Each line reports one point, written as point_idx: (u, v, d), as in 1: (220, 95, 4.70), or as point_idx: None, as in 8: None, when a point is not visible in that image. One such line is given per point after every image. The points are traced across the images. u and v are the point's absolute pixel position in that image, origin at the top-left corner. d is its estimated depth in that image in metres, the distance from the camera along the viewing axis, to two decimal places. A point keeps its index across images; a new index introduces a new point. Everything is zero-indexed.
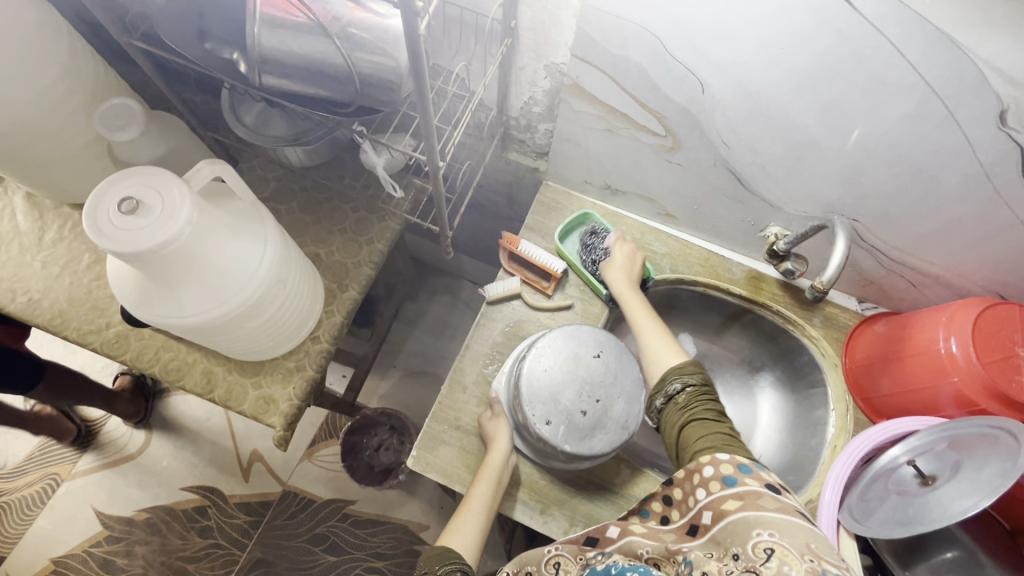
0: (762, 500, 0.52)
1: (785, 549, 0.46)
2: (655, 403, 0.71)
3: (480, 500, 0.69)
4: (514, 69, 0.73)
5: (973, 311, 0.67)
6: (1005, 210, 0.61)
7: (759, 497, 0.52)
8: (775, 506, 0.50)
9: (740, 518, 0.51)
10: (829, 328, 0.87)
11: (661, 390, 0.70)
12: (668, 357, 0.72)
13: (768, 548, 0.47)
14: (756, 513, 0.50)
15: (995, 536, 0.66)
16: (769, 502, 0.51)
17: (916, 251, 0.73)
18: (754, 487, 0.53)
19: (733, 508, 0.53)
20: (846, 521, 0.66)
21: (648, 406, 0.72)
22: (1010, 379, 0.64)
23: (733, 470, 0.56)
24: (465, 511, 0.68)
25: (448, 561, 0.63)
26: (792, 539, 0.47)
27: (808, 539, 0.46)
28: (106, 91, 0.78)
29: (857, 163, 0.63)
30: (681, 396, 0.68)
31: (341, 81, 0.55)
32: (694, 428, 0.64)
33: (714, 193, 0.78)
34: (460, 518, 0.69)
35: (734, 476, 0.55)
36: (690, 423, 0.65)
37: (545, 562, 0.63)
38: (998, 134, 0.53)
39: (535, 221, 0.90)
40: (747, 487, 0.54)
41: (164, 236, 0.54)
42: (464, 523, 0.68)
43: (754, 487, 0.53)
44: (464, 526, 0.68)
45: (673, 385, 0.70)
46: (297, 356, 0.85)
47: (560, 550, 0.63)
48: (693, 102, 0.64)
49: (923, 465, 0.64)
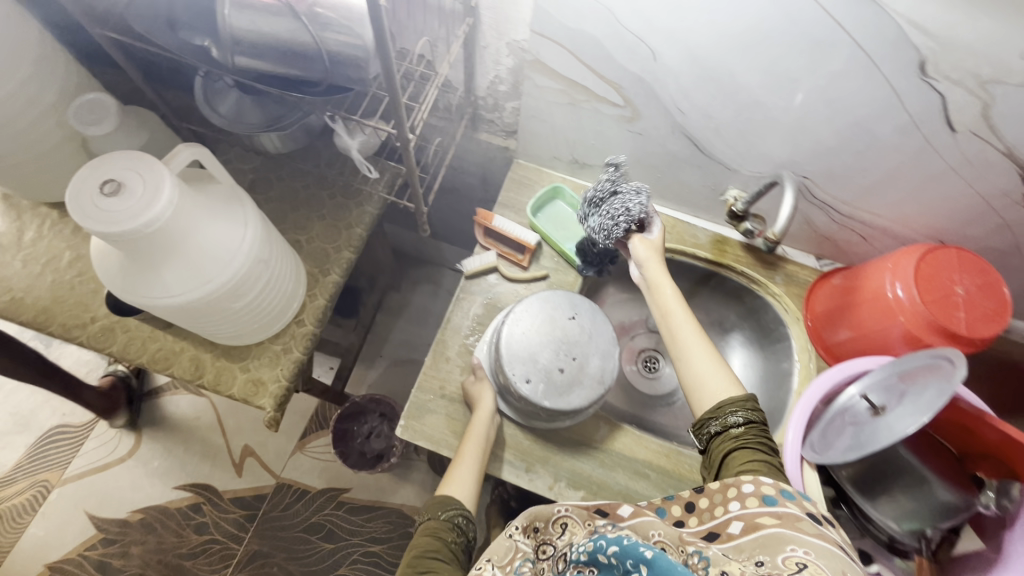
0: (803, 523, 0.50)
1: (819, 568, 0.44)
2: (707, 426, 0.65)
3: (471, 455, 0.75)
4: (477, 49, 0.77)
5: (915, 256, 0.73)
6: (935, 157, 0.67)
7: (798, 521, 0.50)
8: (814, 532, 0.49)
9: (775, 534, 0.50)
10: (790, 285, 0.91)
11: (716, 418, 0.65)
12: (724, 387, 0.67)
13: (800, 562, 0.45)
14: (792, 532, 0.49)
15: (944, 462, 0.72)
16: (808, 527, 0.49)
17: (861, 203, 0.78)
18: (795, 511, 0.52)
19: (769, 524, 0.51)
20: (808, 455, 0.70)
21: (697, 426, 0.67)
22: (949, 316, 0.70)
23: (774, 492, 0.54)
24: (458, 465, 0.74)
25: (448, 507, 0.71)
26: (827, 562, 0.45)
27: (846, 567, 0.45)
28: (80, 87, 0.80)
29: (801, 121, 0.69)
30: (740, 429, 0.63)
31: (310, 59, 0.58)
32: (741, 457, 0.61)
33: (676, 160, 0.83)
34: (457, 468, 0.73)
35: (775, 497, 0.53)
36: (738, 453, 0.62)
37: (553, 522, 0.61)
38: (921, 83, 0.58)
39: (508, 198, 0.93)
40: (787, 509, 0.52)
41: (146, 215, 0.57)
42: (461, 470, 0.73)
43: (794, 511, 0.52)
44: (461, 474, 0.73)
45: (734, 416, 0.64)
46: (283, 339, 0.87)
47: (569, 512, 0.60)
48: (646, 70, 0.68)
49: (875, 399, 0.69)
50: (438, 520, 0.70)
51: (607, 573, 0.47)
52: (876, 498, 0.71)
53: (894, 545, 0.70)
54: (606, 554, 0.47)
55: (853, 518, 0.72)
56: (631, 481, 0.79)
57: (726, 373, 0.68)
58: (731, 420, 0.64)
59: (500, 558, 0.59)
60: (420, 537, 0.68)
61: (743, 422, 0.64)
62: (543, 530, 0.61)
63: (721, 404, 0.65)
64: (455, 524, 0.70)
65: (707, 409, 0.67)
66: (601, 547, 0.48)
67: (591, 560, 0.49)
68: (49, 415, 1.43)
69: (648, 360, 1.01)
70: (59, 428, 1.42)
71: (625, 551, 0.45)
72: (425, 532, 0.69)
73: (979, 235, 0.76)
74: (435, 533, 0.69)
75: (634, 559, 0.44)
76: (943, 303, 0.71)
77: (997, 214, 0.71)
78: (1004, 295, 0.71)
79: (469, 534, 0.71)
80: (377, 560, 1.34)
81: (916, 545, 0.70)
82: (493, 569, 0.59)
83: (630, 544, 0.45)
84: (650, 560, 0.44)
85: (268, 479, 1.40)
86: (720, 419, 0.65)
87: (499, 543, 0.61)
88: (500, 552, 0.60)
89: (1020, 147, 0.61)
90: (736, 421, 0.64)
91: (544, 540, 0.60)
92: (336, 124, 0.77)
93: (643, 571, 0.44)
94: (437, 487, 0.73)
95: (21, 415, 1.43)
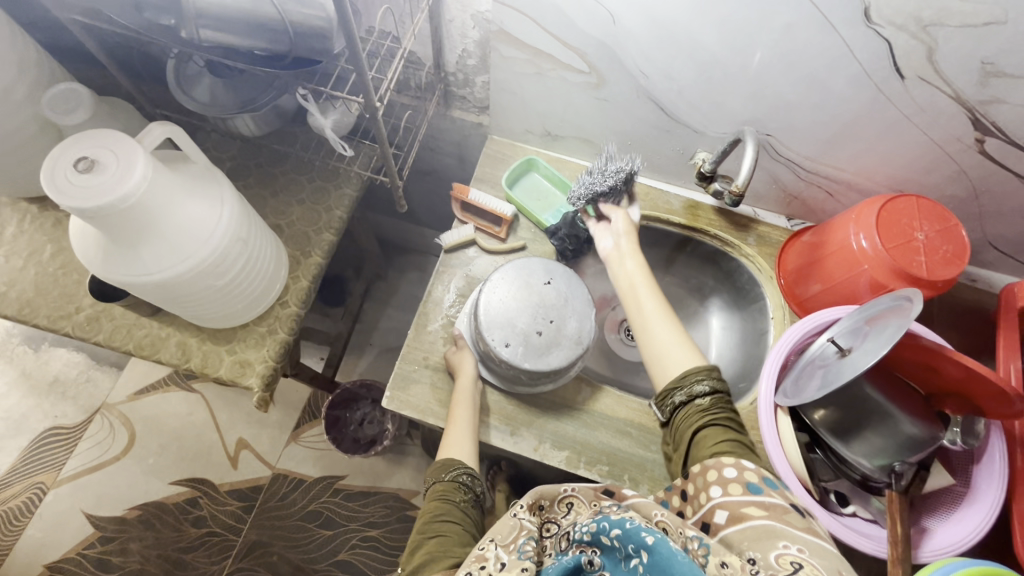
0: (789, 516, 0.53)
1: (814, 569, 0.48)
2: (674, 397, 0.68)
3: (465, 419, 0.77)
4: (443, 23, 0.79)
5: (876, 206, 0.75)
6: (889, 105, 0.69)
7: (785, 514, 0.53)
8: (801, 526, 0.52)
9: (764, 526, 0.53)
10: (763, 245, 0.93)
11: (681, 389, 0.67)
12: (688, 356, 0.69)
13: (795, 562, 0.49)
14: (782, 525, 0.52)
15: (912, 398, 0.74)
16: (796, 520, 0.53)
17: (824, 158, 0.81)
18: (780, 502, 0.54)
19: (756, 515, 0.54)
20: (781, 401, 0.73)
21: (662, 396, 0.69)
22: (909, 259, 0.73)
23: (757, 479, 0.57)
24: (453, 428, 0.76)
25: (451, 468, 0.72)
26: (821, 561, 0.49)
27: (836, 565, 0.49)
28: (53, 77, 0.80)
29: (760, 78, 0.71)
30: (706, 400, 0.66)
31: (275, 31, 0.61)
32: (713, 432, 0.63)
33: (644, 126, 0.85)
34: (451, 432, 0.75)
35: (759, 485, 0.56)
36: (709, 426, 0.65)
37: (559, 501, 0.64)
38: (868, 30, 0.61)
39: (484, 172, 0.95)
40: (772, 499, 0.55)
41: (121, 189, 0.58)
42: (456, 433, 0.75)
43: (780, 502, 0.54)
44: (457, 437, 0.75)
45: (700, 386, 0.67)
46: (267, 321, 0.88)
47: (574, 492, 0.64)
48: (607, 34, 0.70)
49: (842, 342, 0.71)
50: (444, 482, 0.71)
51: (608, 552, 0.50)
52: (848, 439, 0.74)
53: (868, 484, 0.73)
54: (609, 536, 0.50)
55: (828, 461, 0.76)
56: (614, 440, 0.81)
57: (688, 343, 0.70)
58: (697, 390, 0.67)
59: (503, 537, 0.58)
60: (430, 501, 0.69)
61: (709, 391, 0.66)
62: (548, 509, 0.64)
63: (687, 373, 0.67)
64: (461, 484, 0.71)
65: (672, 379, 0.69)
66: (604, 529, 0.50)
67: (593, 540, 0.51)
68: (41, 418, 1.43)
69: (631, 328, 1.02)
70: (52, 430, 1.42)
71: (627, 536, 0.48)
72: (434, 496, 0.70)
73: (938, 183, 0.79)
74: (443, 495, 0.70)
75: (636, 544, 0.48)
76: (904, 249, 0.74)
77: (953, 160, 0.74)
78: (963, 238, 0.74)
79: (476, 490, 0.72)
80: (376, 544, 1.36)
81: (887, 480, 0.71)
82: (496, 547, 0.57)
83: (633, 530, 0.48)
84: (650, 546, 0.47)
85: (264, 470, 1.41)
86: (685, 389, 0.67)
87: (504, 521, 0.59)
88: (504, 531, 0.58)
89: (966, 90, 0.64)
90: (702, 391, 0.66)
91: (548, 518, 0.63)
92: (308, 103, 0.80)
93: (643, 556, 0.47)
94: (437, 451, 0.74)
95: (13, 419, 1.43)
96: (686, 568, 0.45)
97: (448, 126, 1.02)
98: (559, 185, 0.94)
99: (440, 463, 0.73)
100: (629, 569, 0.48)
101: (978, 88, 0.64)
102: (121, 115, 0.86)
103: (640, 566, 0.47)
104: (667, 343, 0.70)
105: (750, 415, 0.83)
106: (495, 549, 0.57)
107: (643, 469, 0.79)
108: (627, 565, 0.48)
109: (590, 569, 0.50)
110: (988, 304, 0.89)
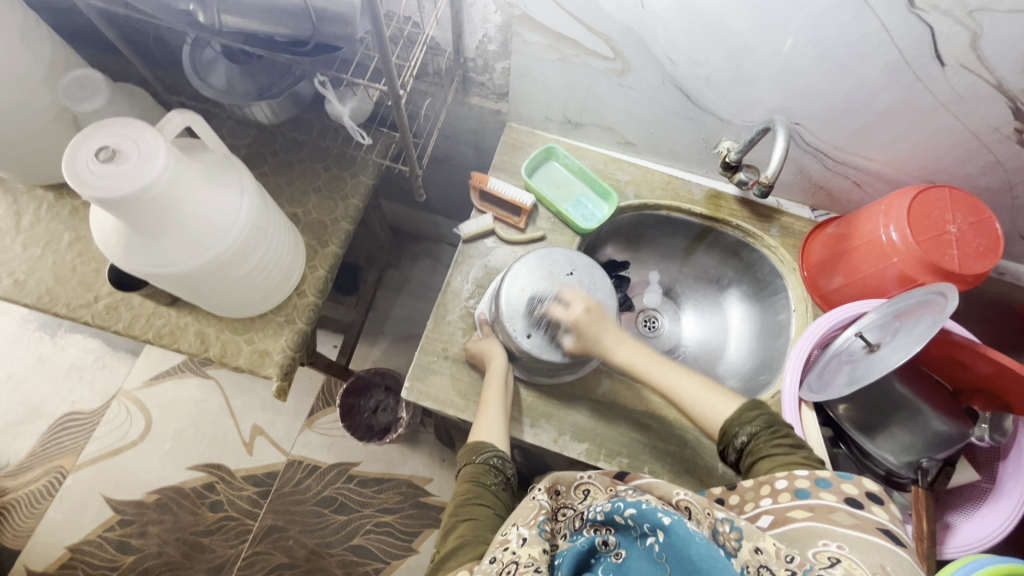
0: (836, 515, 0.53)
1: (853, 564, 0.48)
2: (728, 457, 0.68)
3: (496, 401, 0.75)
4: (464, 7, 0.77)
5: (908, 197, 0.73)
6: (925, 93, 0.68)
7: (832, 513, 0.53)
8: (849, 523, 0.52)
9: (807, 527, 0.53)
10: (786, 236, 0.91)
11: (727, 446, 0.67)
12: (723, 405, 0.70)
13: (833, 557, 0.49)
14: (826, 525, 0.52)
15: (940, 395, 0.74)
16: (843, 518, 0.53)
17: (854, 147, 0.79)
18: (830, 501, 0.54)
19: (800, 517, 0.54)
20: (806, 395, 0.72)
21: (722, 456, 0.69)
22: (941, 254, 0.71)
23: (808, 483, 0.56)
24: (484, 411, 0.74)
25: (482, 451, 0.71)
26: (862, 556, 0.49)
27: (882, 559, 0.49)
28: (66, 62, 0.79)
29: (793, 65, 0.69)
30: (750, 447, 0.65)
31: (297, 16, 0.60)
32: (765, 464, 0.62)
33: (667, 113, 0.83)
34: (484, 415, 0.74)
35: (809, 489, 0.56)
36: (761, 462, 0.63)
37: (575, 487, 0.62)
38: (909, 16, 0.59)
39: (502, 161, 0.94)
40: (821, 500, 0.55)
41: (144, 180, 0.57)
42: (490, 418, 0.73)
43: (829, 502, 0.54)
44: (489, 421, 0.73)
45: (738, 438, 0.66)
46: (285, 310, 0.87)
47: (591, 479, 0.62)
48: (634, 18, 0.68)
49: (870, 336, 0.71)
50: (475, 464, 0.71)
51: (623, 531, 0.50)
52: (874, 434, 0.74)
53: (892, 480, 0.73)
54: (623, 516, 0.49)
55: (851, 455, 0.76)
56: (634, 432, 0.80)
57: (719, 391, 0.71)
58: (739, 441, 0.66)
59: (525, 517, 0.56)
60: (462, 484, 0.70)
61: (748, 437, 0.66)
62: (564, 494, 0.62)
63: (724, 428, 0.68)
64: (491, 466, 0.71)
65: (719, 433, 0.69)
66: (618, 509, 0.50)
67: (608, 520, 0.51)
68: (58, 403, 1.45)
69: (648, 319, 1.01)
70: (69, 415, 1.44)
71: (642, 515, 0.48)
72: (465, 478, 0.70)
73: (971, 173, 0.77)
74: (475, 478, 0.70)
75: (653, 523, 0.47)
76: (936, 242, 0.72)
77: (989, 150, 0.72)
78: (996, 231, 0.72)
79: (506, 472, 0.72)
80: (390, 529, 1.37)
81: (913, 477, 0.72)
82: (518, 527, 0.55)
83: (648, 509, 0.48)
84: (667, 526, 0.46)
85: (278, 457, 1.42)
86: (730, 444, 0.67)
87: (524, 504, 0.58)
88: (524, 513, 0.56)
89: (1009, 79, 0.63)
90: (743, 441, 0.66)
91: (564, 504, 0.61)
92: (327, 90, 0.79)
93: (660, 534, 0.46)
94: (469, 433, 0.73)
95: (31, 404, 1.45)
96: (703, 549, 0.43)
97: (465, 113, 1.01)
98: (579, 174, 0.93)
99: (470, 445, 0.72)
100: (645, 548, 0.48)
101: (1022, 76, 0.62)
102: (137, 102, 0.85)
103: (656, 545, 0.47)
104: (707, 398, 0.71)
105: (771, 409, 0.81)
106: (518, 529, 0.54)
107: (663, 461, 0.79)
108: (643, 544, 0.48)
109: (604, 550, 0.50)
110: (1015, 298, 0.88)
